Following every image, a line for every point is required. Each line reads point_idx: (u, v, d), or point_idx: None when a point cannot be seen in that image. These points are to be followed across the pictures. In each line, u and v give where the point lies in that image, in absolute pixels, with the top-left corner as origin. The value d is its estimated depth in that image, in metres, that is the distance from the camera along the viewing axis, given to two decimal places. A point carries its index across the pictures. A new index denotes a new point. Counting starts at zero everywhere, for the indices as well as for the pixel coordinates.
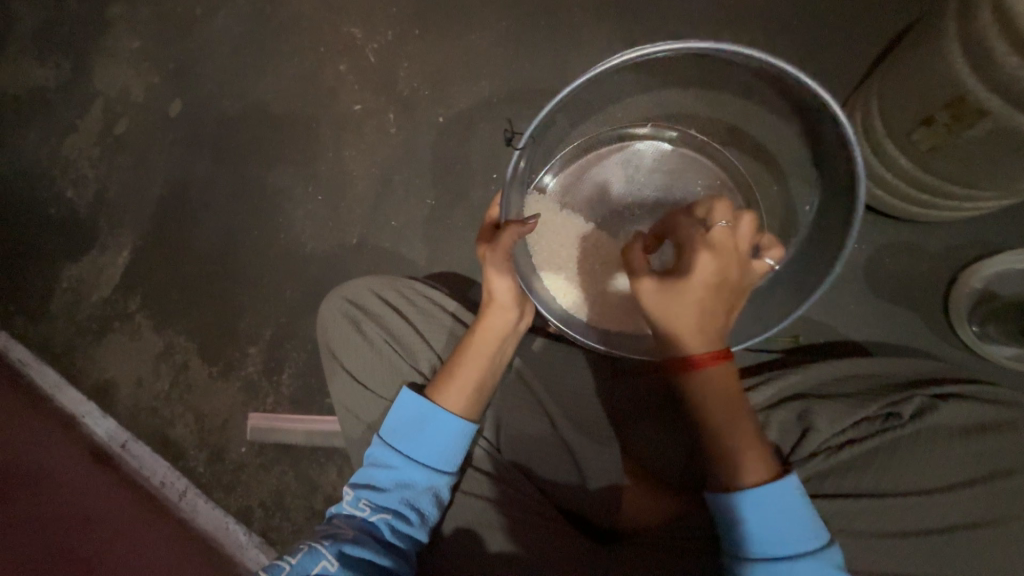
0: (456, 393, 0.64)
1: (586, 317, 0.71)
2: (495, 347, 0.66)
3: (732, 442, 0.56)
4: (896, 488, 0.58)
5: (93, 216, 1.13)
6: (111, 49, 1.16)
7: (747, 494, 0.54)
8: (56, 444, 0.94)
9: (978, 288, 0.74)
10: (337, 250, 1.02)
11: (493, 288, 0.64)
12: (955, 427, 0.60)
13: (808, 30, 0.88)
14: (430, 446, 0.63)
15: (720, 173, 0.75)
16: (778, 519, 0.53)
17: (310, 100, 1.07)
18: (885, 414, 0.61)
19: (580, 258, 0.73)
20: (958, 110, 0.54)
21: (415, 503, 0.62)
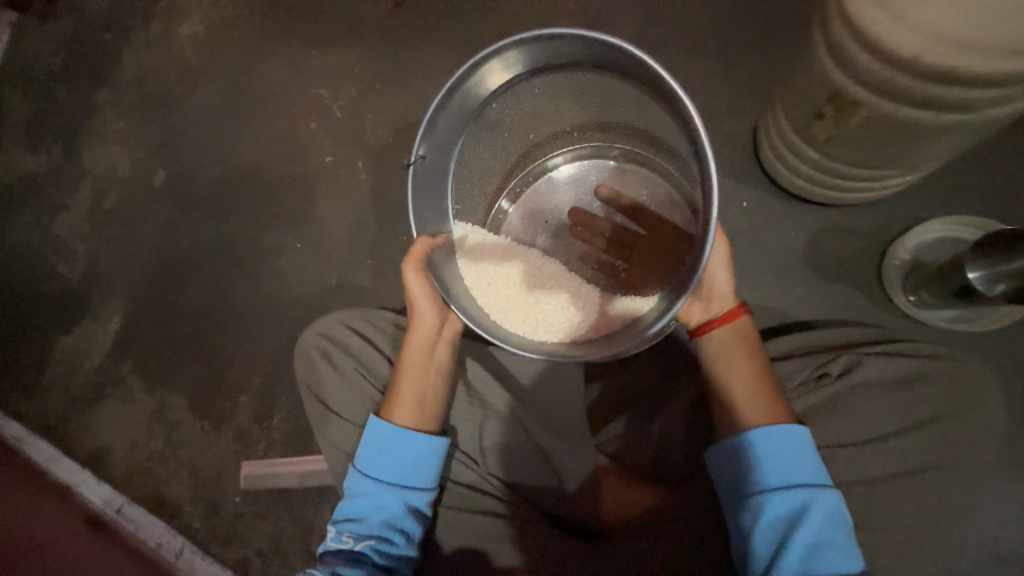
0: (403, 407, 0.64)
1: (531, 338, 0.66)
2: (427, 358, 0.66)
3: (744, 390, 0.62)
4: (838, 439, 0.62)
5: (84, 287, 1.18)
6: (98, 130, 1.24)
7: (765, 434, 0.58)
8: (51, 516, 0.96)
9: (906, 258, 0.79)
10: (319, 295, 1.06)
11: (415, 300, 0.66)
12: (887, 380, 0.64)
13: (737, 40, 0.94)
14: (397, 464, 0.62)
15: (662, 181, 0.75)
16: (798, 458, 0.57)
17: (284, 157, 1.13)
18: (817, 375, 0.65)
19: (512, 284, 0.70)
20: (838, 103, 0.58)
21: (397, 525, 0.60)
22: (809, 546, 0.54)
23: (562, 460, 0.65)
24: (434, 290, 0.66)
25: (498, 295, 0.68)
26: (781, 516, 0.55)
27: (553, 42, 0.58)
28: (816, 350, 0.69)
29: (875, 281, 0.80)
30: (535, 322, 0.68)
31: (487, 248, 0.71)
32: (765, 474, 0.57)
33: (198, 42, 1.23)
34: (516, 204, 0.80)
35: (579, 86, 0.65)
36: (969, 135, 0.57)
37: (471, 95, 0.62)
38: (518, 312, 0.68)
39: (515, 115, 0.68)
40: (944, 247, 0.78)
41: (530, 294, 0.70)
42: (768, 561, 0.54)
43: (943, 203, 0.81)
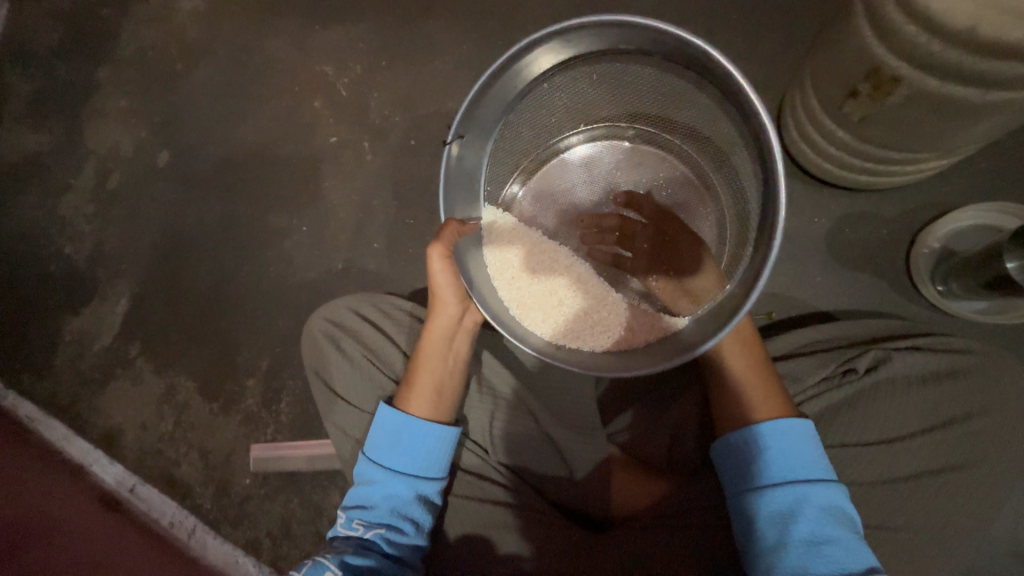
0: (418, 397, 0.63)
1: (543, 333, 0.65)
2: (447, 348, 0.65)
3: (751, 386, 0.61)
4: (862, 438, 0.60)
5: (91, 269, 1.18)
6: (100, 109, 1.22)
7: (770, 428, 0.57)
8: (66, 494, 0.97)
9: (936, 248, 0.76)
10: (325, 279, 1.05)
11: (438, 288, 0.65)
12: (913, 376, 0.62)
13: (762, 14, 0.89)
14: (409, 455, 0.61)
15: (679, 164, 0.73)
16: (803, 452, 0.56)
17: (288, 137, 1.11)
18: (842, 371, 0.63)
19: (534, 272, 0.68)
20: (876, 80, 0.55)
21: (407, 515, 0.60)
22: (809, 540, 0.52)
23: (573, 450, 0.65)
24: (459, 280, 0.65)
25: (520, 291, 0.66)
26: (781, 509, 0.54)
27: (611, 30, 0.57)
28: (840, 344, 0.67)
29: (897, 270, 0.77)
30: (555, 322, 0.66)
31: (512, 238, 0.68)
32: (768, 467, 0.56)
33: (198, 16, 1.19)
34: (528, 188, 0.74)
35: (619, 76, 0.65)
36: (1017, 114, 0.53)
37: (518, 78, 0.61)
38: (535, 305, 0.66)
39: (551, 109, 0.68)
40: (978, 236, 0.75)
41: (552, 292, 0.68)
42: (767, 555, 0.53)
43: (972, 190, 0.77)
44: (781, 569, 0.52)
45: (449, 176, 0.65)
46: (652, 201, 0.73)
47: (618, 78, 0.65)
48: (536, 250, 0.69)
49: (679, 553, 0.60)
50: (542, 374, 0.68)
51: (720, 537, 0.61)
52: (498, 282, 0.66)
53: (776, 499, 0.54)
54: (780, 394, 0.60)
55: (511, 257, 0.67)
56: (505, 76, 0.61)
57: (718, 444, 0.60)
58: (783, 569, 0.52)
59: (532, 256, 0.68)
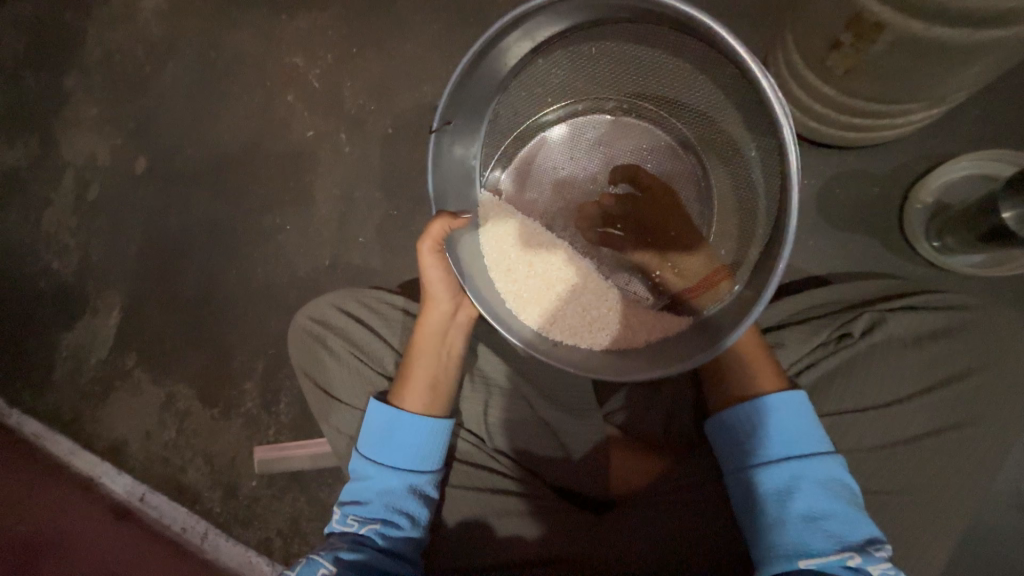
0: (413, 393, 0.62)
1: (537, 326, 0.64)
2: (441, 342, 0.64)
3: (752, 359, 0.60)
4: (860, 404, 0.59)
5: (79, 282, 1.16)
6: (71, 119, 1.19)
7: (767, 406, 0.56)
8: (75, 507, 0.98)
9: (930, 202, 0.74)
10: (313, 277, 1.04)
11: (430, 282, 0.64)
12: (907, 336, 0.61)
13: None
14: (402, 449, 0.60)
15: (662, 136, 0.71)
16: (799, 429, 0.55)
17: (264, 135, 1.08)
18: (838, 336, 0.62)
19: (530, 265, 0.66)
20: (858, 28, 0.52)
21: (402, 508, 0.59)
22: (807, 517, 0.52)
23: (568, 433, 0.64)
24: (449, 273, 0.63)
25: (517, 283, 0.65)
26: (779, 485, 0.54)
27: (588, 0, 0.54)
28: (835, 309, 0.65)
29: (889, 229, 0.76)
30: (552, 320, 0.65)
31: (515, 230, 0.67)
32: (765, 445, 0.55)
33: (162, 15, 1.15)
34: (509, 171, 0.71)
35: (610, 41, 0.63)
36: (1006, 55, 0.51)
37: (503, 59, 0.61)
38: (531, 299, 0.65)
39: (536, 83, 0.66)
40: (970, 187, 0.73)
41: (552, 289, 0.67)
42: (767, 533, 0.53)
43: (965, 140, 0.75)
44: (780, 545, 0.52)
45: (436, 165, 0.63)
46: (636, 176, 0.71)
47: (603, 46, 0.63)
48: (532, 243, 0.67)
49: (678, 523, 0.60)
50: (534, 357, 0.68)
51: (721, 514, 0.60)
52: (496, 274, 0.65)
53: (774, 474, 0.54)
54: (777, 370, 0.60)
55: (513, 249, 0.66)
56: (489, 58, 0.60)
57: (713, 423, 0.59)
58: (784, 547, 0.52)
59: (534, 250, 0.67)
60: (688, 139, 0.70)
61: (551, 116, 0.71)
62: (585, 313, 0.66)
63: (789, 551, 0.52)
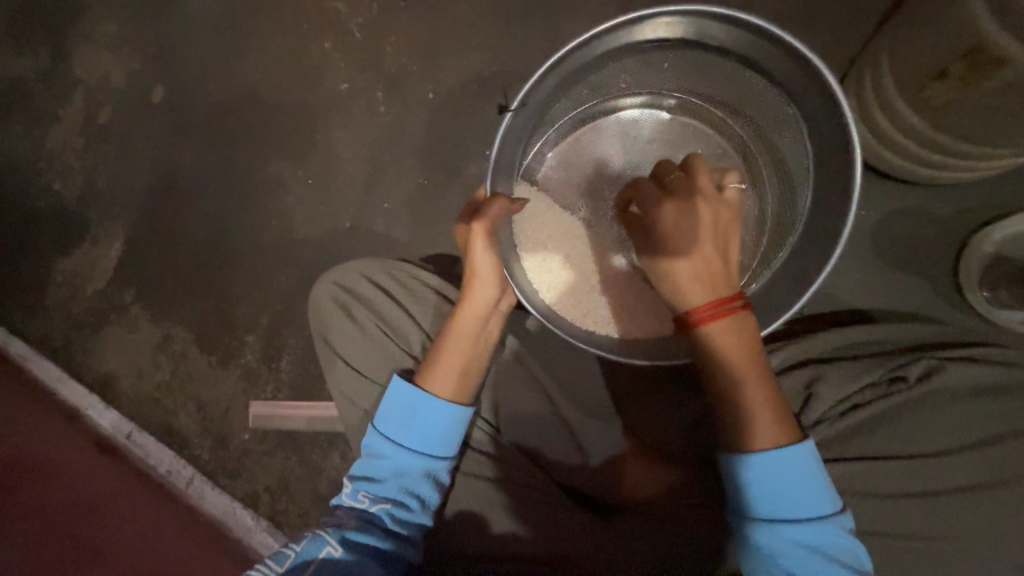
0: (443, 377, 0.60)
1: (569, 312, 0.65)
2: (480, 329, 0.61)
3: (756, 408, 0.50)
4: (905, 451, 0.57)
5: (82, 208, 1.11)
6: (88, 34, 1.12)
7: (764, 459, 0.49)
8: (60, 437, 0.96)
9: (990, 251, 0.71)
10: (330, 237, 1.00)
11: (479, 268, 0.58)
12: (964, 389, 0.57)
13: None
14: (423, 433, 0.59)
15: (719, 141, 0.68)
16: (794, 484, 0.49)
17: (294, 81, 1.02)
18: (889, 379, 0.59)
19: (564, 253, 0.68)
20: (974, 61, 0.52)
21: (415, 491, 0.58)
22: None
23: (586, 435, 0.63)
24: (500, 262, 0.59)
25: (548, 271, 0.66)
26: (771, 545, 0.49)
27: (700, 18, 0.53)
28: (884, 350, 0.62)
29: (935, 272, 0.74)
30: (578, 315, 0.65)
31: (562, 224, 0.68)
32: (754, 500, 0.50)
33: None
34: (555, 153, 0.70)
35: (694, 61, 0.60)
36: None
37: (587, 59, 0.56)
38: (563, 287, 0.67)
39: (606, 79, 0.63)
40: None
41: (586, 284, 0.67)
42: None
43: None
44: None
45: (500, 147, 0.58)
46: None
47: (680, 65, 0.61)
48: (567, 232, 0.68)
49: (687, 539, 0.59)
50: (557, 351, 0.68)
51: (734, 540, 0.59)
52: (530, 259, 0.65)
53: (770, 532, 0.49)
54: (775, 400, 0.51)
55: (554, 242, 0.67)
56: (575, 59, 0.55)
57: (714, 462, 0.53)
58: None
59: (575, 244, 0.68)
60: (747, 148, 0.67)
61: (607, 107, 0.68)
62: (617, 302, 0.67)
63: None
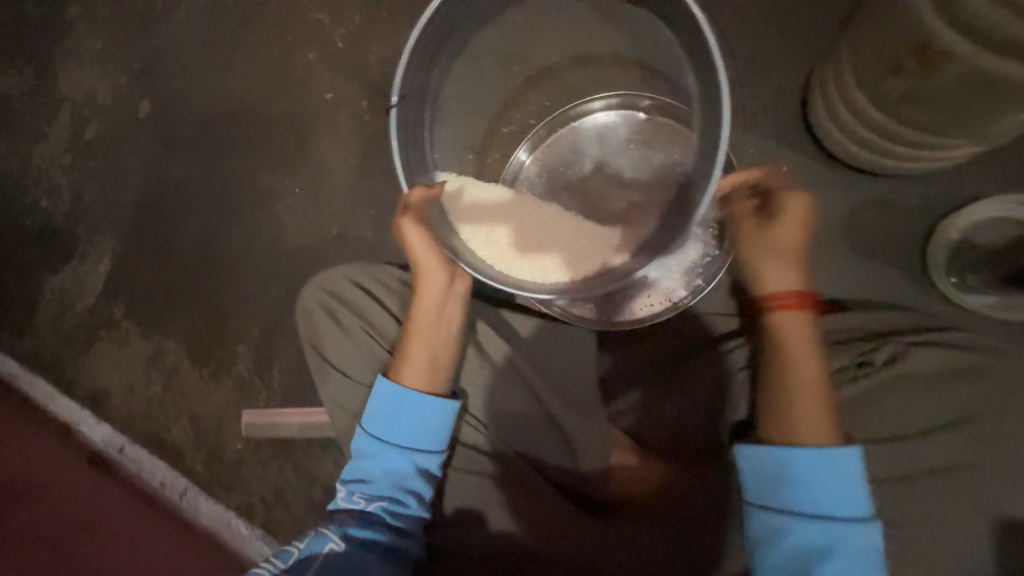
0: (411, 367, 0.62)
1: (531, 276, 0.63)
2: (437, 317, 0.64)
3: (801, 401, 0.56)
4: (878, 434, 0.58)
5: (70, 224, 1.12)
6: (73, 51, 1.12)
7: (812, 460, 0.53)
8: (51, 455, 0.96)
9: (957, 238, 0.74)
10: (319, 244, 1.01)
11: (420, 256, 0.64)
12: (933, 371, 0.59)
13: None
14: (412, 430, 0.60)
15: None
16: (833, 486, 0.53)
17: (281, 93, 1.04)
18: (857, 364, 0.61)
19: (513, 223, 0.66)
20: (924, 57, 0.54)
21: (409, 487, 0.59)
22: (846, 556, 0.51)
23: (573, 429, 0.64)
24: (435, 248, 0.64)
25: (499, 242, 0.64)
26: (807, 544, 0.52)
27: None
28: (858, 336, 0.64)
29: (909, 260, 0.76)
30: (542, 271, 0.63)
31: (518, 197, 0.69)
32: (794, 497, 0.54)
33: None
34: (533, 153, 0.78)
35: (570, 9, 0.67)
36: None
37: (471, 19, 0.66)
38: (520, 255, 0.64)
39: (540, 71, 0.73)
40: (998, 227, 0.73)
41: (550, 242, 0.65)
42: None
43: (995, 179, 0.75)
44: None
45: (401, 145, 0.59)
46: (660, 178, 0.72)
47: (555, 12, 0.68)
48: (515, 206, 0.67)
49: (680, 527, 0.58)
50: (536, 343, 0.69)
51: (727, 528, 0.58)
52: (475, 236, 0.64)
53: (803, 528, 0.52)
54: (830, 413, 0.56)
55: (514, 210, 0.67)
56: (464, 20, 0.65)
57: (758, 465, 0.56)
58: None
59: (539, 210, 0.68)
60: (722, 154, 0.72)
61: (580, 107, 0.76)
62: (576, 263, 0.64)
63: None
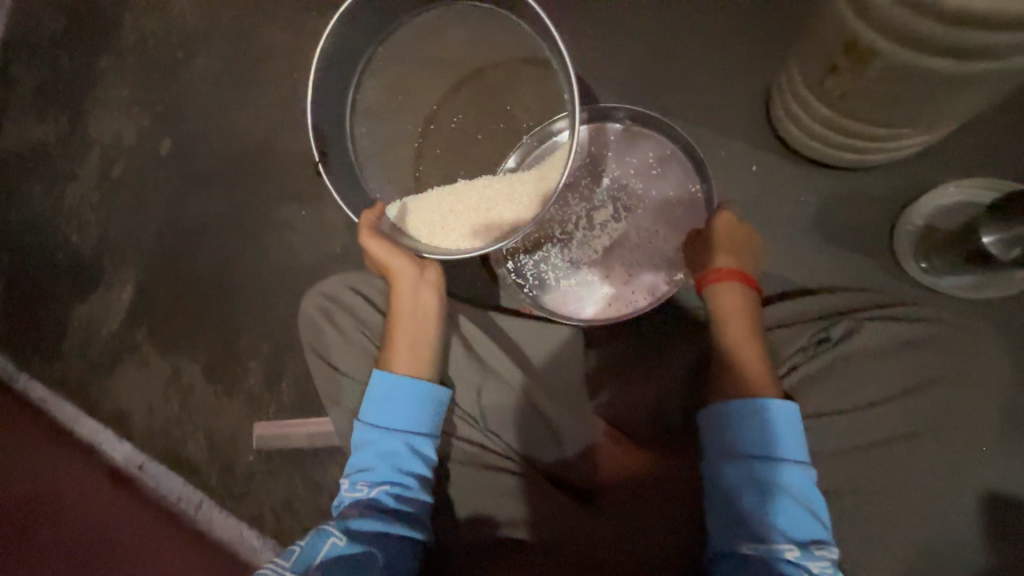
0: (398, 352, 0.66)
1: (493, 236, 0.70)
2: (414, 304, 0.68)
3: (743, 359, 0.63)
4: (843, 404, 0.62)
5: (97, 256, 1.20)
6: (102, 99, 1.24)
7: (762, 407, 0.58)
8: (75, 473, 1.01)
9: (919, 225, 0.77)
10: (324, 262, 1.07)
11: (385, 262, 0.69)
12: (885, 343, 0.65)
13: None
14: (403, 413, 0.63)
15: (670, 147, 0.80)
16: (779, 429, 0.57)
17: (288, 125, 1.12)
18: (817, 340, 0.66)
19: (464, 209, 0.72)
20: (855, 54, 0.57)
21: (407, 470, 0.62)
22: (798, 496, 0.55)
23: (560, 422, 0.66)
24: (389, 248, 0.68)
25: (460, 227, 0.71)
26: (751, 480, 0.56)
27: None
28: (819, 315, 0.70)
29: (884, 250, 0.78)
30: (498, 231, 0.71)
31: (448, 187, 0.75)
32: (742, 438, 0.58)
33: (197, 4, 1.19)
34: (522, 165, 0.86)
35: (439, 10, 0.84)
36: (990, 83, 0.54)
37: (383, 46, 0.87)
38: (483, 229, 0.71)
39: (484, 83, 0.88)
40: (959, 212, 0.76)
41: (495, 208, 0.72)
42: (727, 509, 0.56)
43: (960, 169, 0.78)
44: (735, 522, 0.56)
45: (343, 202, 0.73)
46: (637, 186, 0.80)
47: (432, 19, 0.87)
48: (458, 198, 0.73)
49: (667, 513, 0.62)
50: (522, 336, 0.73)
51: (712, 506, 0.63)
52: (439, 232, 0.71)
53: (750, 467, 0.56)
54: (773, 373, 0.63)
55: (448, 199, 0.73)
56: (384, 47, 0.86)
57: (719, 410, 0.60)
58: (737, 525, 0.55)
59: (471, 186, 0.74)
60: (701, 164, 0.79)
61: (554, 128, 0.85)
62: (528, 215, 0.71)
63: (740, 530, 0.55)
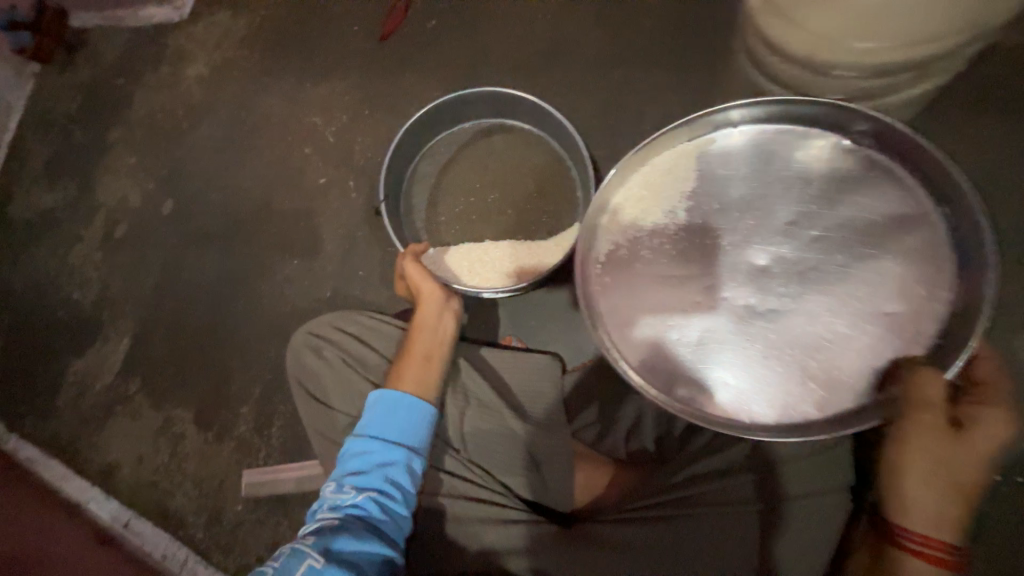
0: (409, 372, 0.69)
1: (518, 278, 0.92)
2: (435, 325, 0.73)
3: None
4: None
5: (96, 312, 1.25)
6: (111, 167, 1.33)
7: None
8: (60, 531, 1.00)
9: None
10: (314, 306, 1.13)
11: (418, 282, 0.76)
12: None
13: (690, 66, 1.04)
14: (401, 428, 0.66)
15: (879, 207, 0.64)
16: None
17: (282, 181, 1.21)
18: None
19: (492, 258, 0.95)
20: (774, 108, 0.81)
21: (397, 482, 0.63)
22: None
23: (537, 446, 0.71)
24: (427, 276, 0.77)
25: (491, 273, 0.93)
26: None
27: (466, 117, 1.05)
28: None
29: None
30: (517, 275, 0.92)
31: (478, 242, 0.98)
32: None
33: (203, 80, 1.32)
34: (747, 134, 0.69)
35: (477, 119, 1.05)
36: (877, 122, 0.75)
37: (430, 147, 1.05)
38: (508, 273, 0.93)
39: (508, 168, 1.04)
40: None
41: (515, 258, 0.94)
42: None
43: None
44: None
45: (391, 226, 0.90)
46: (831, 223, 0.65)
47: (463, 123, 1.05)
48: (486, 250, 0.96)
49: (643, 522, 0.65)
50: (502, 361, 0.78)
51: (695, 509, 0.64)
52: (477, 276, 0.94)
53: None
54: None
55: (479, 249, 0.96)
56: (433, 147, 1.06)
57: None
58: None
59: (498, 243, 0.96)
60: (944, 246, 0.63)
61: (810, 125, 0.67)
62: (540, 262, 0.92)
63: None
